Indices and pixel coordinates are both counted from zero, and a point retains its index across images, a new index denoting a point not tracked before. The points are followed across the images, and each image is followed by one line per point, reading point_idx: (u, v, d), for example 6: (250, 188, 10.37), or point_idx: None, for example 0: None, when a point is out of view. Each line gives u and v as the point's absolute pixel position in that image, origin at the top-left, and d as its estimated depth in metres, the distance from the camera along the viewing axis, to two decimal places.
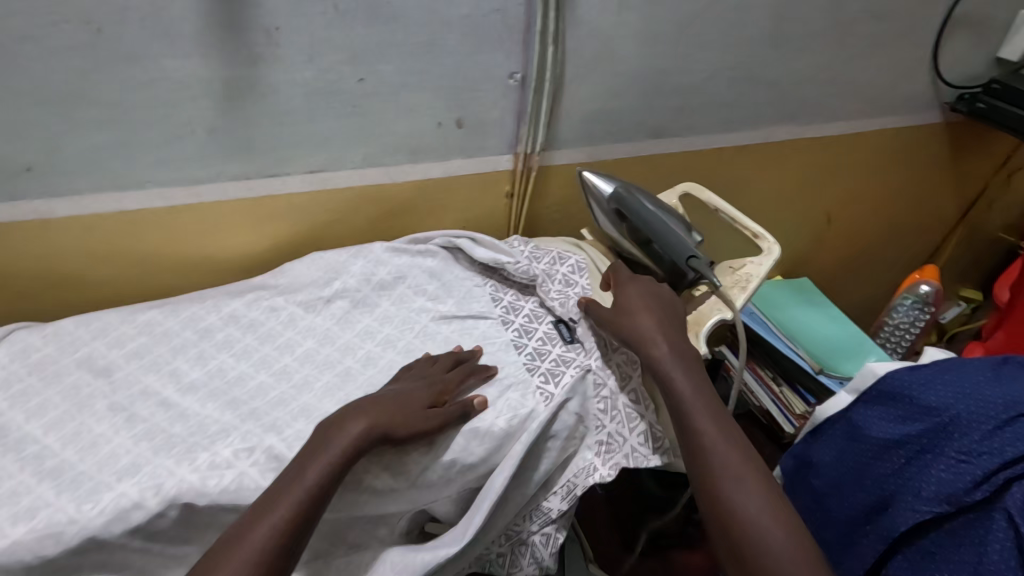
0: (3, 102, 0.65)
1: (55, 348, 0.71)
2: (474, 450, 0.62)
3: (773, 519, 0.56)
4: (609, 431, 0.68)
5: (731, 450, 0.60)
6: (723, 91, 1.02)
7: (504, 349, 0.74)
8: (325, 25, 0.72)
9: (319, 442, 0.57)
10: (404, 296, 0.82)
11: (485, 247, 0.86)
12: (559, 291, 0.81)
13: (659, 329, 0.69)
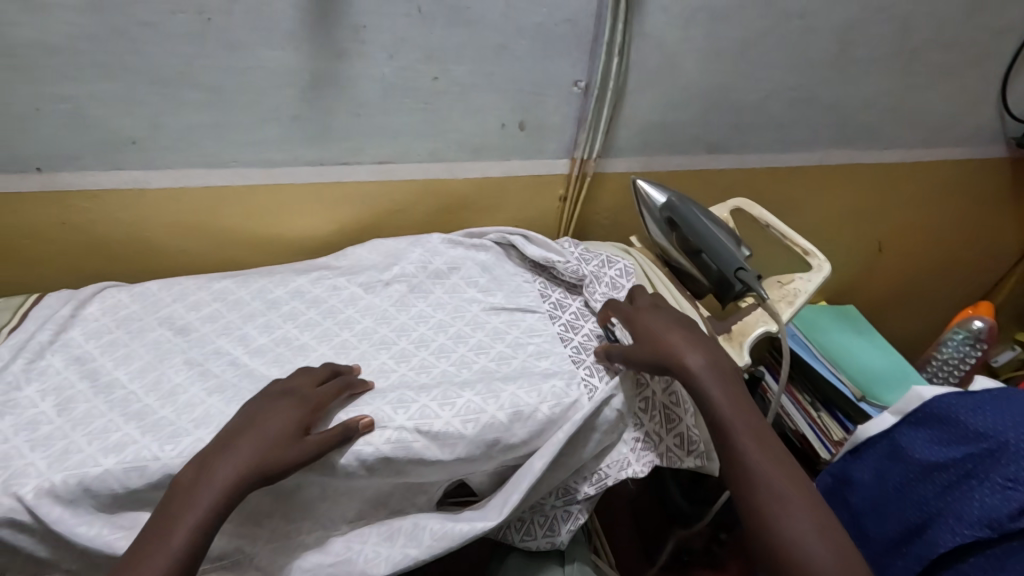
0: (121, 80, 0.73)
1: (140, 305, 0.77)
2: (516, 431, 0.65)
3: (830, 550, 0.51)
4: (646, 429, 0.71)
5: (778, 473, 0.56)
6: (781, 111, 1.03)
7: (550, 341, 0.77)
8: (408, 25, 0.77)
9: (183, 498, 0.52)
10: (457, 286, 0.85)
11: (537, 245, 0.89)
12: (605, 293, 0.83)
13: (691, 345, 0.65)
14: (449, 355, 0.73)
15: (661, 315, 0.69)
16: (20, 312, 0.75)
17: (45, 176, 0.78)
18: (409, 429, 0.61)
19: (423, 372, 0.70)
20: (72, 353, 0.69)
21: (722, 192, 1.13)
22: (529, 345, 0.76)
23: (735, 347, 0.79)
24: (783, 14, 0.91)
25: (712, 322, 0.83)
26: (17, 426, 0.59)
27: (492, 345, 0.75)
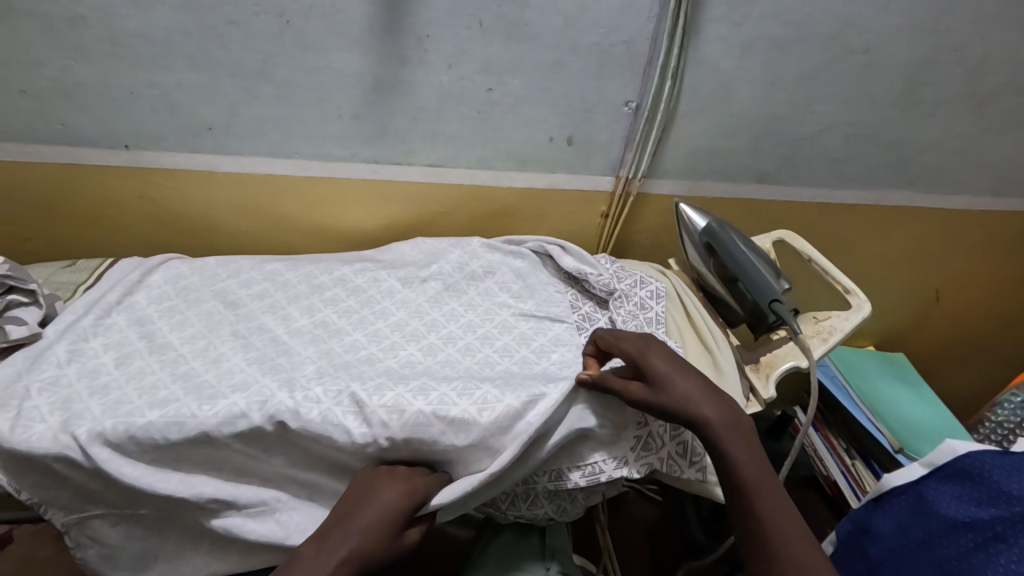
0: (206, 72, 0.80)
1: (198, 277, 0.83)
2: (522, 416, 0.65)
3: None
4: (652, 430, 0.69)
5: (800, 545, 0.53)
6: (837, 146, 1.01)
7: (574, 352, 0.77)
8: (469, 38, 0.81)
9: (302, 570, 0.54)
10: (490, 289, 0.87)
11: (573, 256, 0.91)
12: (631, 313, 0.83)
13: (707, 397, 0.62)
14: (472, 352, 0.76)
15: (667, 360, 0.64)
16: (96, 273, 0.83)
17: (131, 153, 0.86)
18: (427, 413, 0.64)
19: (450, 365, 0.73)
20: (135, 314, 0.75)
21: (768, 223, 1.12)
22: (550, 355, 0.76)
23: (762, 378, 0.77)
24: (846, 49, 0.89)
25: (739, 351, 0.82)
26: (81, 373, 0.66)
27: (517, 350, 0.77)
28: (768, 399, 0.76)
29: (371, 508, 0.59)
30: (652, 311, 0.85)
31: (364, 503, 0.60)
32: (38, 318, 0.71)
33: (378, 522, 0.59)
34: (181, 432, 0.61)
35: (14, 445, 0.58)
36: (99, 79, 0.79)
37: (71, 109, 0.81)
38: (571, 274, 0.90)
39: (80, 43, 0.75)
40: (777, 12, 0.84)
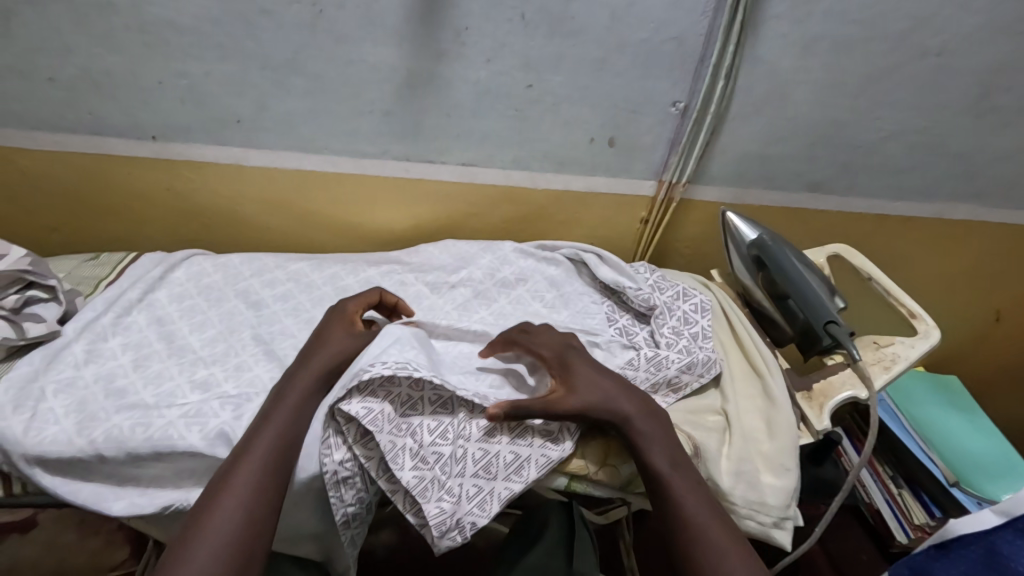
0: (236, 63, 0.77)
1: (222, 276, 0.81)
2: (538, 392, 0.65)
3: None
4: (670, 374, 0.70)
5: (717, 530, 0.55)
6: (900, 155, 0.94)
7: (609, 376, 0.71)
8: (510, 31, 0.76)
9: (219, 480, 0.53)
10: (522, 297, 0.83)
11: (610, 266, 0.86)
12: (673, 330, 0.77)
13: (620, 386, 0.63)
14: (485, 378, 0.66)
15: (592, 356, 0.66)
16: (119, 267, 0.81)
17: (158, 145, 0.84)
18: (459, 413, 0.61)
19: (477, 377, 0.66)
20: (155, 313, 0.73)
21: (819, 234, 1.05)
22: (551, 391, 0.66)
23: (815, 408, 0.71)
24: (919, 51, 0.82)
25: (790, 376, 0.75)
26: (98, 376, 0.63)
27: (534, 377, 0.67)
28: (820, 432, 0.70)
29: (238, 486, 0.52)
30: (696, 325, 0.77)
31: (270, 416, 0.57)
32: (57, 315, 0.69)
33: (250, 486, 0.52)
34: (201, 436, 0.57)
35: (27, 449, 0.55)
36: (127, 67, 0.76)
37: (98, 97, 0.79)
38: (608, 285, 0.85)
39: (108, 30, 0.73)
40: (846, 9, 0.77)
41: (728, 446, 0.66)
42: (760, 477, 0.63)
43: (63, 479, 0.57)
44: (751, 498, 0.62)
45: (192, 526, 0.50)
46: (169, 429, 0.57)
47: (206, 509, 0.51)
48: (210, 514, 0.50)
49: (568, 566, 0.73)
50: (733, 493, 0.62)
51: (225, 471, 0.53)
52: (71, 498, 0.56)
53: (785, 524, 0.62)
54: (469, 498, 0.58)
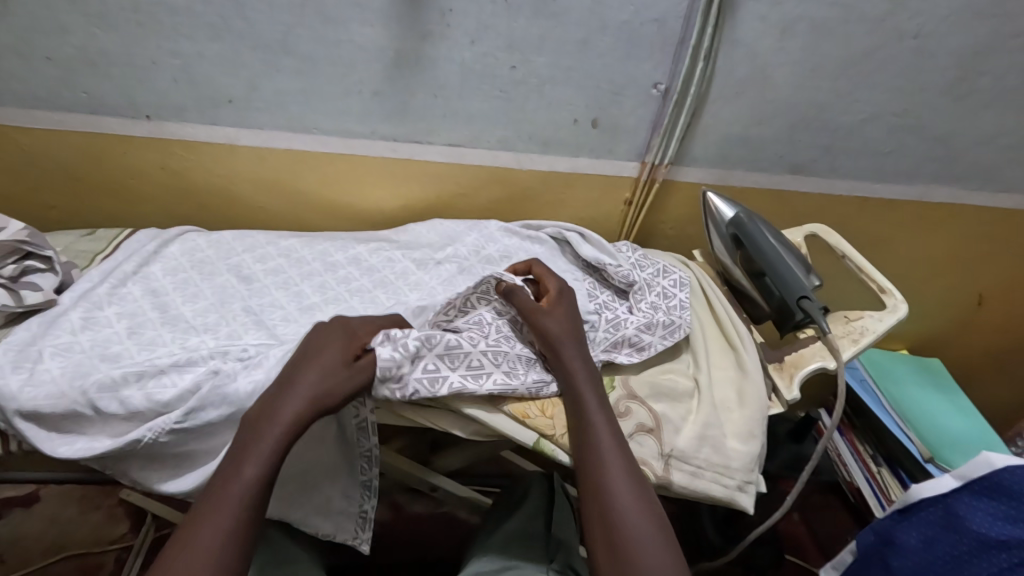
0: (227, 43, 0.79)
1: (215, 251, 0.83)
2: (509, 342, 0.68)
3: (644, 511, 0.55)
4: (630, 333, 0.73)
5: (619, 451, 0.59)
6: (880, 137, 0.95)
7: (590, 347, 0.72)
8: (493, 12, 0.78)
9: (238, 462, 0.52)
10: None
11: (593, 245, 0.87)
12: (653, 304, 0.78)
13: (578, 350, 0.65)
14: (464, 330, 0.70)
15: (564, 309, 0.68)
16: (115, 242, 0.84)
17: (153, 123, 0.86)
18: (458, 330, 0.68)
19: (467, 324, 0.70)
20: (149, 285, 0.76)
21: (801, 217, 1.07)
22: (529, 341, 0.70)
23: (785, 378, 0.74)
24: (896, 34, 0.84)
25: (763, 349, 0.78)
26: (93, 342, 0.66)
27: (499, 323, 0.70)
28: (790, 401, 0.72)
29: (262, 453, 0.52)
30: (676, 300, 0.79)
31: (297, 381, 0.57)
32: (55, 285, 0.71)
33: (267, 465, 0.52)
34: (191, 379, 0.61)
35: (24, 405, 0.58)
36: (122, 46, 0.78)
37: (93, 76, 0.81)
38: (591, 264, 0.86)
39: (103, 9, 0.75)
40: None
41: (694, 414, 0.68)
42: (725, 442, 0.65)
43: (59, 434, 0.60)
44: (716, 461, 0.64)
45: (215, 491, 0.51)
46: (162, 386, 0.60)
47: (230, 470, 0.52)
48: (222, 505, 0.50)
49: (547, 532, 0.75)
50: (698, 458, 0.63)
51: (248, 438, 0.53)
52: (65, 454, 0.58)
53: (748, 488, 0.64)
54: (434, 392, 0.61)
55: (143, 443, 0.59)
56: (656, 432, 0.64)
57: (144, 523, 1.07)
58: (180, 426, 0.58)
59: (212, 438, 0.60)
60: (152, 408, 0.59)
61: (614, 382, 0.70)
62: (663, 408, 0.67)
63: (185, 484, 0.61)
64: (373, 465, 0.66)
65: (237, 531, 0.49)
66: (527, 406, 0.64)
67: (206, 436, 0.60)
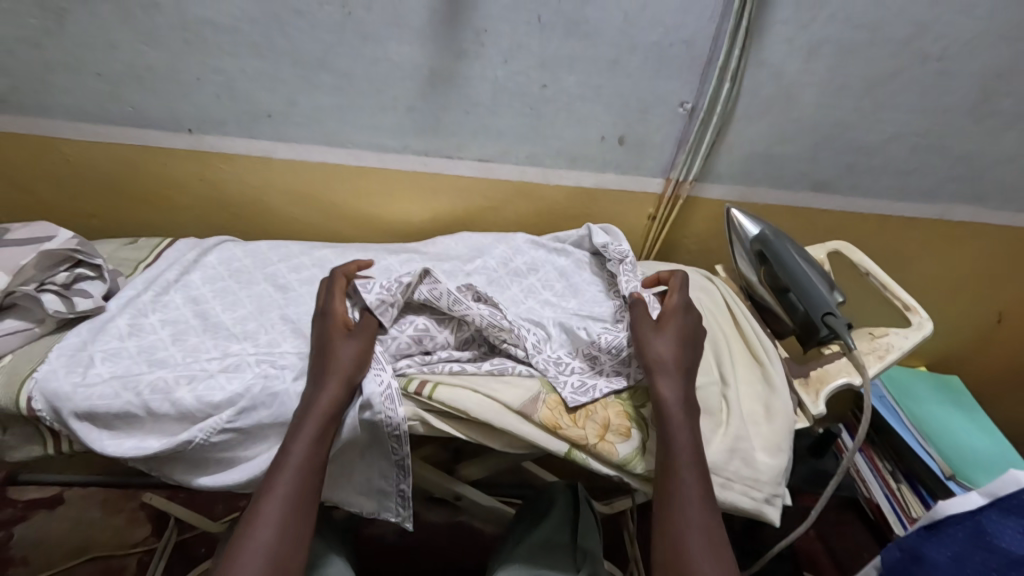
0: (270, 61, 0.82)
1: (252, 261, 0.86)
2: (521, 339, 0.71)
3: (707, 540, 0.55)
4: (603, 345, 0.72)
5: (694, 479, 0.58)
6: (902, 156, 0.97)
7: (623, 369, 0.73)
8: (526, 32, 0.81)
9: (277, 464, 0.56)
10: (533, 287, 0.86)
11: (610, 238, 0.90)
12: None
13: (679, 372, 0.64)
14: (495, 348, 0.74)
15: (676, 333, 0.68)
16: (155, 251, 0.87)
17: (194, 137, 0.89)
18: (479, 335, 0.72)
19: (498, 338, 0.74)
20: (190, 293, 0.78)
21: (822, 235, 1.08)
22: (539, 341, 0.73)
23: (812, 394, 0.74)
24: (919, 56, 0.85)
25: (789, 364, 0.78)
26: (140, 348, 0.68)
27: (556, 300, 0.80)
28: (817, 416, 0.72)
29: (307, 434, 0.58)
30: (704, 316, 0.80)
31: (330, 364, 0.62)
32: (102, 291, 0.74)
33: (312, 447, 0.57)
34: (240, 383, 0.62)
35: (79, 406, 0.60)
36: (169, 63, 0.82)
37: (140, 91, 0.84)
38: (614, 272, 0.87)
39: (153, 28, 0.78)
40: (848, 14, 0.81)
41: (724, 427, 0.68)
42: (755, 454, 0.66)
43: (109, 435, 0.62)
44: (746, 474, 0.65)
45: (273, 470, 0.56)
46: (211, 386, 0.62)
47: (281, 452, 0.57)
48: (263, 503, 0.54)
49: (573, 542, 0.76)
50: (727, 470, 0.64)
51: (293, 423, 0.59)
52: (115, 453, 0.60)
53: (775, 501, 0.65)
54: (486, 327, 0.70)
55: (194, 445, 0.60)
56: None
57: (169, 527, 1.09)
58: (232, 425, 0.60)
59: (260, 439, 0.62)
60: (203, 409, 0.61)
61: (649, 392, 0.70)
62: None
63: (227, 480, 0.62)
64: (402, 444, 0.63)
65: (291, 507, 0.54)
66: (558, 414, 0.65)
67: (247, 438, 0.62)
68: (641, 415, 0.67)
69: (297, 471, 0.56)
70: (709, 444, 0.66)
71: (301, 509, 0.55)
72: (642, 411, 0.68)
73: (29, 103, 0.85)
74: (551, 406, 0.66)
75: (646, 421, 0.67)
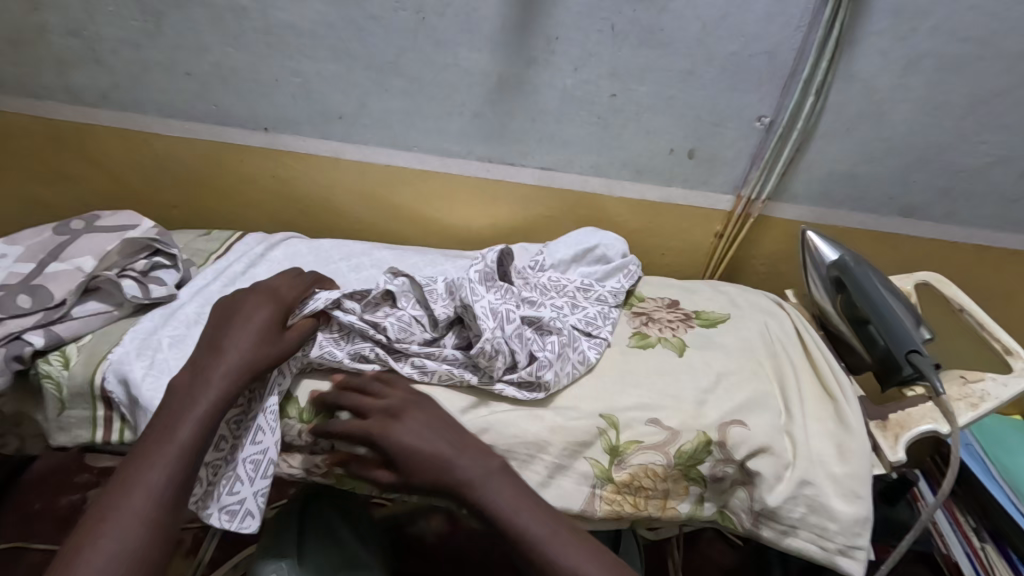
0: (345, 65, 0.84)
1: (314, 257, 0.88)
2: (509, 334, 0.66)
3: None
4: (543, 354, 0.68)
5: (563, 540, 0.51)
6: (1008, 183, 0.87)
7: (682, 401, 0.68)
8: (599, 40, 0.79)
9: (149, 444, 0.52)
10: (576, 302, 0.80)
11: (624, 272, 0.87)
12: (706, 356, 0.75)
13: (463, 456, 0.55)
14: (512, 329, 0.67)
15: (417, 426, 0.56)
16: (226, 244, 0.91)
17: (269, 135, 0.93)
18: (506, 321, 0.67)
19: (500, 327, 0.66)
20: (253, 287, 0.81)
21: (910, 264, 0.98)
22: (519, 332, 0.67)
23: (890, 438, 0.67)
24: None
25: (866, 405, 0.71)
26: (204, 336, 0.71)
27: (531, 284, 0.80)
28: (895, 464, 0.65)
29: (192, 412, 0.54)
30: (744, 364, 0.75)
31: (243, 320, 0.63)
32: (176, 280, 0.78)
33: (188, 447, 0.52)
34: None
35: (141, 397, 0.62)
36: (250, 65, 0.86)
37: (224, 91, 0.89)
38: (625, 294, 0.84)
39: (239, 31, 0.82)
40: (953, 26, 0.75)
41: (789, 469, 0.63)
42: (827, 501, 0.61)
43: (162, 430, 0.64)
44: (812, 521, 0.61)
45: (147, 443, 0.52)
46: None
47: (154, 443, 0.52)
48: (128, 490, 0.49)
49: None
50: (791, 517, 0.62)
51: (185, 397, 0.55)
52: None
53: (853, 553, 0.60)
54: (492, 337, 0.64)
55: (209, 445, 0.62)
56: (750, 484, 0.64)
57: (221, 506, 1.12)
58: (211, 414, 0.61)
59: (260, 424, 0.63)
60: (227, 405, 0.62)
61: (710, 446, 0.64)
62: (761, 464, 0.63)
63: None
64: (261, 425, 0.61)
65: (170, 483, 0.50)
66: (619, 506, 0.63)
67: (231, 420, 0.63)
68: (700, 474, 0.64)
69: (179, 455, 0.52)
70: (772, 487, 0.62)
71: (163, 504, 0.50)
72: (701, 469, 0.64)
73: (125, 99, 0.91)
74: (610, 501, 0.62)
75: (705, 480, 0.64)
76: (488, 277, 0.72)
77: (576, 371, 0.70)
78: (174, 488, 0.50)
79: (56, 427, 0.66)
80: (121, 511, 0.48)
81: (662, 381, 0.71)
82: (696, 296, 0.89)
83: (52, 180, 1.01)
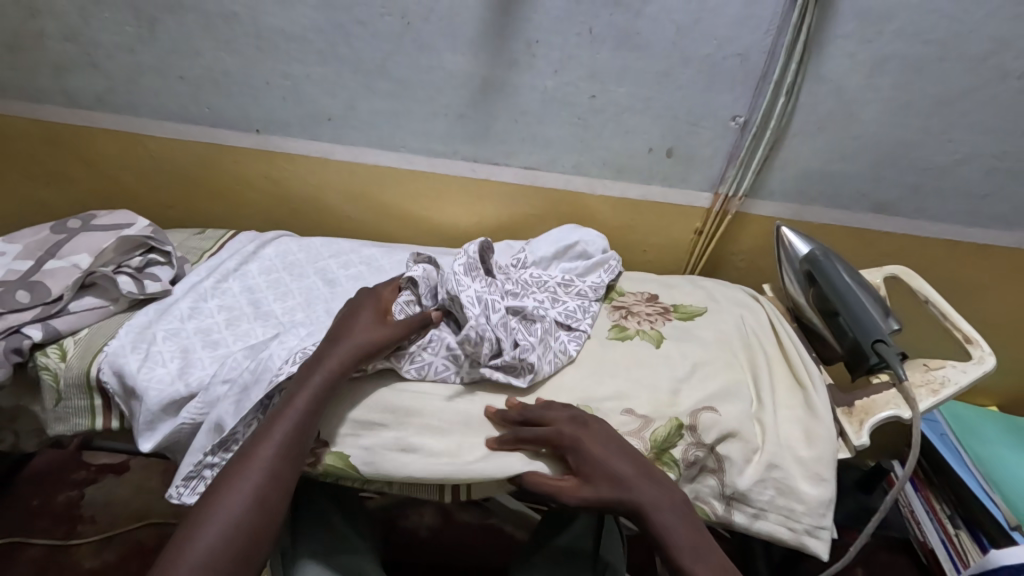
0: (334, 68, 0.87)
1: (305, 255, 0.91)
2: (493, 324, 0.69)
3: None
4: (527, 341, 0.70)
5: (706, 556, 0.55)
6: (975, 179, 0.91)
7: (656, 390, 0.71)
8: (578, 44, 0.82)
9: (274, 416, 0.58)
10: (557, 296, 0.83)
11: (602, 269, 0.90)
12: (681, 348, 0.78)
13: (646, 477, 0.59)
14: (495, 317, 0.69)
15: (603, 444, 0.60)
16: (219, 242, 0.94)
17: (261, 136, 0.95)
18: (488, 310, 0.69)
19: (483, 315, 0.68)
20: (246, 283, 0.83)
21: (884, 260, 1.01)
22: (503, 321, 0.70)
23: (855, 424, 0.70)
24: (997, 73, 0.81)
25: (833, 392, 0.74)
26: (197, 329, 0.74)
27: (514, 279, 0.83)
28: (859, 448, 0.68)
29: (311, 388, 0.59)
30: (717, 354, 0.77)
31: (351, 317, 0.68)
32: (169, 276, 0.81)
33: (294, 430, 0.57)
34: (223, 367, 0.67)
35: (137, 385, 0.65)
36: (242, 68, 0.88)
37: (216, 93, 0.91)
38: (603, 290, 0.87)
39: (231, 36, 0.85)
40: (916, 29, 0.78)
41: (758, 454, 0.66)
42: (793, 483, 0.64)
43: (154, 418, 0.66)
44: (780, 503, 0.64)
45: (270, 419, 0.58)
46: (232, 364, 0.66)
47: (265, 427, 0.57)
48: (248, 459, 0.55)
49: (595, 551, 0.78)
50: (760, 500, 0.64)
51: (304, 376, 0.61)
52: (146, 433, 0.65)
53: (819, 533, 0.63)
54: (476, 325, 0.66)
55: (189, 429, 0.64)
56: (720, 470, 0.66)
57: None
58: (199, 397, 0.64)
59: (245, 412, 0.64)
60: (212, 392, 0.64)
61: (682, 431, 0.66)
62: (731, 449, 0.66)
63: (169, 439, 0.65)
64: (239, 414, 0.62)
65: (281, 457, 0.55)
66: None
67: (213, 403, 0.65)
68: (673, 458, 0.65)
69: (296, 435, 0.57)
70: (742, 470, 0.65)
71: (279, 475, 0.55)
72: (675, 454, 0.66)
73: (120, 102, 0.94)
74: None
75: (678, 466, 0.65)
76: (471, 268, 0.75)
77: (558, 360, 0.73)
78: (285, 462, 0.55)
79: (53, 418, 0.68)
80: (233, 485, 0.53)
81: (637, 371, 0.74)
82: (675, 290, 0.92)
83: (49, 182, 1.04)
